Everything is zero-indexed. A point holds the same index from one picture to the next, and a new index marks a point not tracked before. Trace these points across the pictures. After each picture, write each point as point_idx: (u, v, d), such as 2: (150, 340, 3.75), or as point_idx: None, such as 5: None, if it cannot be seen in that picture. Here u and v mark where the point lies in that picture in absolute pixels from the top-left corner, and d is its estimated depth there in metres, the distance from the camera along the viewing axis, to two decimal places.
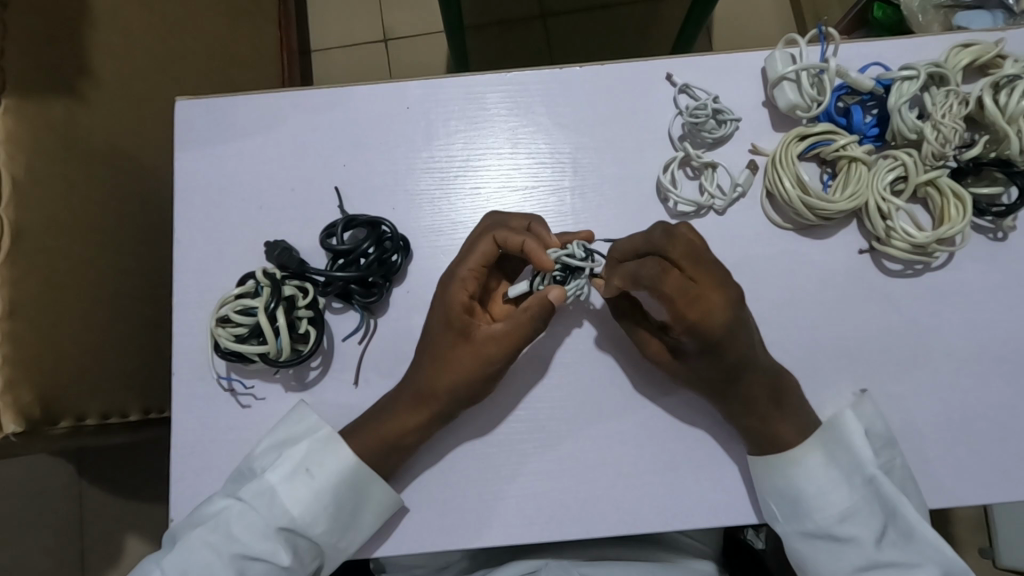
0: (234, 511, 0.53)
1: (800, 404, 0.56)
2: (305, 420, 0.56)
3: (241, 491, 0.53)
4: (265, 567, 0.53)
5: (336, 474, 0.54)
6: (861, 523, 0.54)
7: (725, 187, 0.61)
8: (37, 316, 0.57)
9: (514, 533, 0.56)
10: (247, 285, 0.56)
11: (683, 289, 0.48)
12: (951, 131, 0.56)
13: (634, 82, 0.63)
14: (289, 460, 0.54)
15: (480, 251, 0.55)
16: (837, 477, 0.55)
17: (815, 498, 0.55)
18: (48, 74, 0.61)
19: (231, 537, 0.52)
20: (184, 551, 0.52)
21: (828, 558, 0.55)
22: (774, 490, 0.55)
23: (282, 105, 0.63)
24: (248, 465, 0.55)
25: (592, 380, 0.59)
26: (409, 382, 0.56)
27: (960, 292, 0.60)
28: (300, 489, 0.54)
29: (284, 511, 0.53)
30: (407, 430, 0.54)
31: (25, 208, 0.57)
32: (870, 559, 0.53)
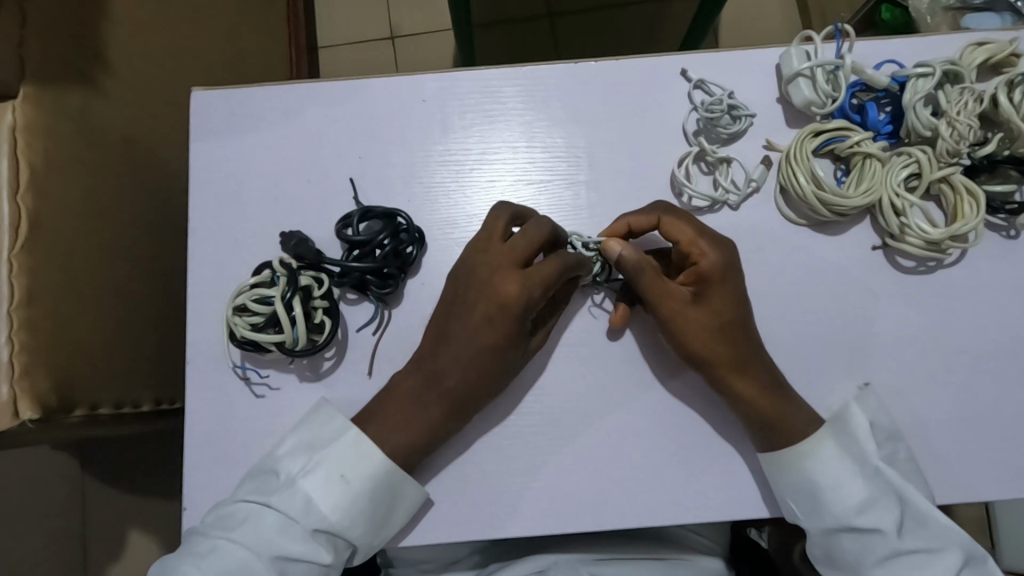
0: (266, 512, 0.53)
1: (800, 402, 0.56)
2: (329, 422, 0.56)
3: (274, 498, 0.53)
4: (306, 568, 0.53)
5: (368, 477, 0.54)
6: (881, 514, 0.53)
7: (739, 182, 0.61)
8: (52, 304, 0.57)
9: (527, 525, 0.57)
10: (263, 274, 0.56)
11: (685, 237, 0.56)
12: (966, 128, 0.56)
13: (649, 77, 0.63)
14: (321, 463, 0.54)
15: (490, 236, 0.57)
16: (850, 468, 0.55)
17: (831, 491, 0.54)
18: (66, 63, 0.61)
19: (266, 540, 0.52)
20: (214, 555, 0.51)
21: (850, 550, 0.55)
22: (787, 484, 0.55)
23: (298, 97, 0.63)
24: (274, 466, 0.54)
25: (606, 373, 0.59)
26: (423, 367, 0.56)
27: (972, 289, 0.60)
28: (334, 494, 0.54)
29: (321, 516, 0.53)
30: (427, 420, 0.55)
31: (43, 195, 0.58)
32: (892, 550, 0.53)
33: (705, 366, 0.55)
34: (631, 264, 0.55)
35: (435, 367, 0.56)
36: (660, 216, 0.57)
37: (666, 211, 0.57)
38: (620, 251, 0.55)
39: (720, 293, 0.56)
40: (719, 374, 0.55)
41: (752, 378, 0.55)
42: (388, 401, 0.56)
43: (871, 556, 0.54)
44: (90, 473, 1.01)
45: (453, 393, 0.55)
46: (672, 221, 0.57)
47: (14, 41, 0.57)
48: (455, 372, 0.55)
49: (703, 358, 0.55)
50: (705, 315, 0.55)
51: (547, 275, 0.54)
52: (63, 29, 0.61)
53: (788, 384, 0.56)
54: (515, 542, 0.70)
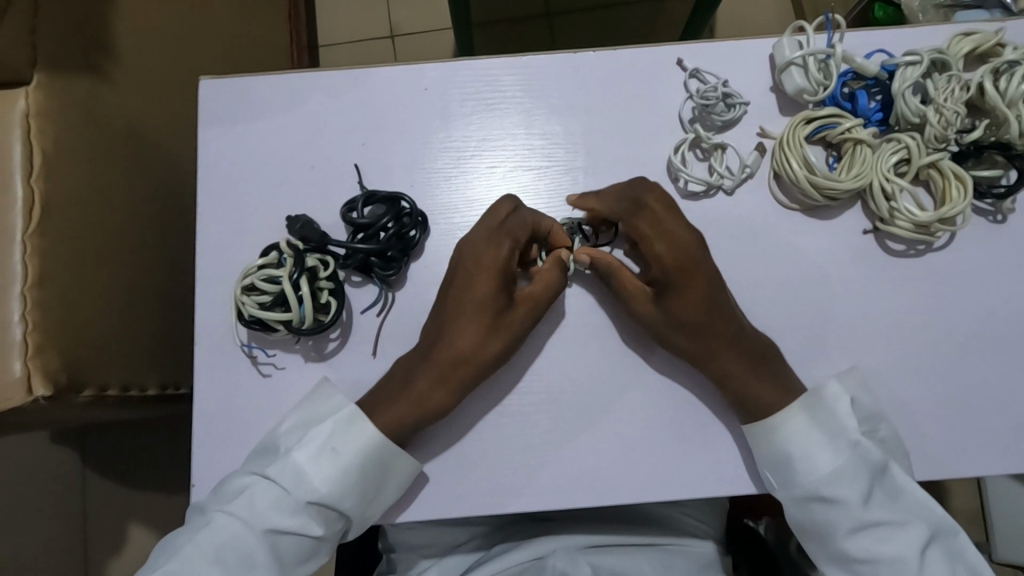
0: (261, 485, 0.54)
1: (782, 370, 0.57)
2: (329, 399, 0.57)
3: (269, 469, 0.54)
4: (297, 541, 0.54)
5: (359, 449, 0.55)
6: (850, 485, 0.54)
7: (733, 169, 0.63)
8: (63, 285, 0.59)
9: (527, 501, 0.58)
10: (270, 256, 0.57)
11: (651, 226, 0.57)
12: (953, 114, 0.58)
13: (645, 66, 0.65)
14: (316, 438, 0.55)
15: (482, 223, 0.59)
16: (822, 438, 0.56)
17: (804, 460, 0.56)
18: (76, 51, 0.63)
19: (259, 513, 0.53)
20: (212, 526, 0.53)
21: (822, 519, 0.56)
22: (765, 453, 0.57)
23: (303, 85, 0.65)
24: (273, 441, 0.56)
25: (605, 355, 0.60)
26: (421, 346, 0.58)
27: (961, 272, 0.62)
28: (326, 467, 0.55)
29: (312, 489, 0.54)
30: (428, 400, 0.56)
31: (54, 179, 0.59)
32: (859, 520, 0.54)
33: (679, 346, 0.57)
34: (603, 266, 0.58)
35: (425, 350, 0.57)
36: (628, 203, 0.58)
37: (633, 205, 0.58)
38: (591, 257, 0.59)
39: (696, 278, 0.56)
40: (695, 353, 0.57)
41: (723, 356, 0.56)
42: (385, 384, 0.57)
43: (843, 527, 0.55)
44: (93, 466, 1.02)
45: (437, 376, 0.56)
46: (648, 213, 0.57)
47: (26, 29, 0.59)
48: (451, 353, 0.56)
49: (682, 339, 0.57)
50: (681, 310, 0.56)
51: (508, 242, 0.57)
52: (73, 18, 0.63)
53: (773, 352, 0.57)
54: (517, 525, 0.71)
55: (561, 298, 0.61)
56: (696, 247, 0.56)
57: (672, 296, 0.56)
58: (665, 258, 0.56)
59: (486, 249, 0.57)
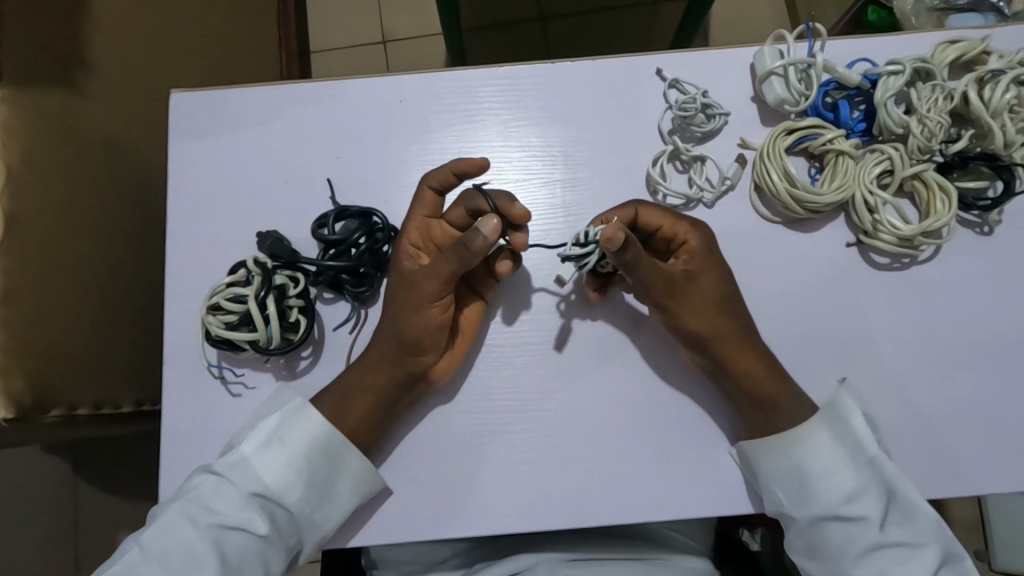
0: (211, 481, 0.53)
1: (795, 394, 0.56)
2: (282, 401, 0.56)
3: (218, 464, 0.53)
4: (243, 539, 0.52)
5: (306, 441, 0.54)
6: (867, 502, 0.53)
7: (714, 180, 0.61)
8: (30, 304, 0.58)
9: (502, 523, 0.57)
10: (238, 274, 0.55)
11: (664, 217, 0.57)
12: (937, 125, 0.57)
13: (625, 77, 0.64)
14: (262, 430, 0.55)
15: (421, 205, 0.57)
16: (841, 457, 0.55)
17: (819, 479, 0.55)
18: (45, 66, 0.62)
19: (207, 508, 0.52)
20: (162, 525, 0.52)
21: (835, 541, 0.54)
22: (778, 473, 0.55)
23: (276, 98, 0.63)
24: (231, 443, 0.55)
25: (583, 372, 0.59)
26: (385, 352, 0.56)
27: (948, 285, 0.61)
28: (275, 459, 0.54)
29: (258, 480, 0.53)
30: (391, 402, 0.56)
31: (19, 197, 0.58)
32: (875, 541, 0.53)
33: (712, 349, 0.56)
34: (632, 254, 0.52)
35: (409, 342, 0.55)
36: (635, 208, 0.57)
37: (639, 204, 0.57)
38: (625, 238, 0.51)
39: (708, 278, 0.56)
40: (717, 349, 0.56)
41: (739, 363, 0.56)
42: (347, 384, 0.56)
43: (856, 548, 0.53)
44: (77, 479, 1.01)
45: (408, 374, 0.56)
46: (648, 213, 0.57)
47: None
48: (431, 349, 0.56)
49: (708, 332, 0.56)
50: (705, 298, 0.56)
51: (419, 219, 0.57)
52: (43, 32, 0.62)
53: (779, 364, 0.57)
54: (499, 543, 0.70)
55: (537, 315, 0.60)
56: (709, 241, 0.57)
57: (699, 284, 0.56)
58: (691, 247, 0.57)
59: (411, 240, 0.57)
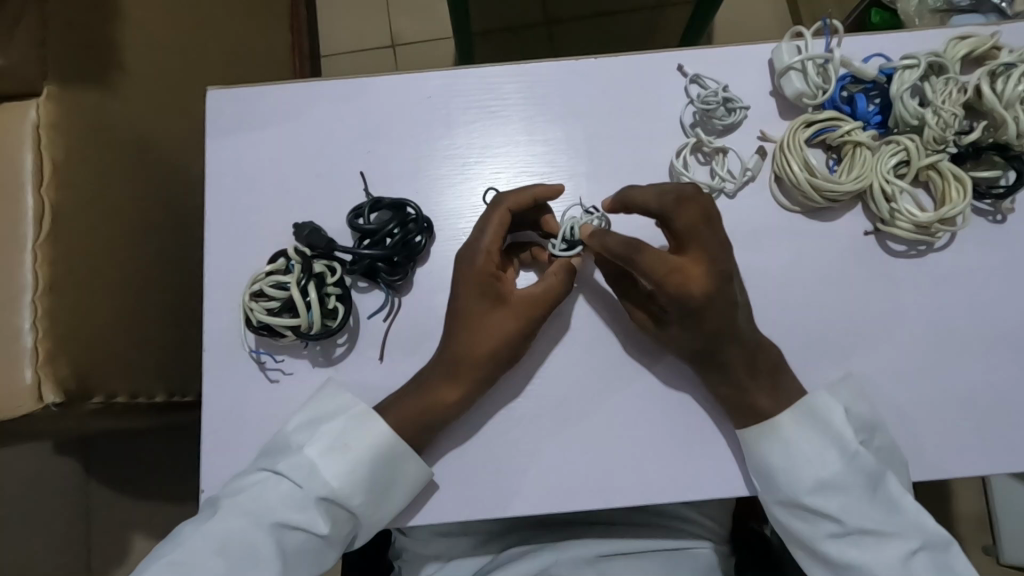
0: (273, 481, 0.54)
1: (789, 382, 0.58)
2: (335, 400, 0.57)
3: (279, 465, 0.55)
4: (303, 538, 0.55)
5: (373, 448, 0.56)
6: (839, 494, 0.55)
7: (735, 171, 0.64)
8: (73, 293, 0.60)
9: (533, 504, 0.58)
10: (277, 263, 0.58)
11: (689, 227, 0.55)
12: (951, 116, 0.59)
13: (647, 73, 0.66)
14: (327, 434, 0.56)
15: (495, 222, 0.58)
16: (819, 449, 0.56)
17: (794, 468, 0.56)
18: (86, 65, 0.64)
19: (268, 506, 0.54)
20: (221, 520, 0.53)
21: (806, 526, 0.56)
22: (758, 461, 0.57)
23: (309, 95, 0.65)
24: (284, 439, 0.56)
25: (611, 358, 0.61)
26: (443, 357, 0.57)
27: (962, 272, 0.63)
28: (338, 463, 0.55)
29: (323, 484, 0.55)
30: (451, 409, 0.56)
31: (62, 189, 0.60)
32: (846, 529, 0.55)
33: (705, 362, 0.57)
34: (616, 246, 0.54)
35: (489, 352, 0.56)
36: (660, 211, 0.56)
37: (665, 207, 0.56)
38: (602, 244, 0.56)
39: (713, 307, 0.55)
40: (710, 362, 0.56)
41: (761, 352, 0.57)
42: (407, 391, 0.57)
43: (827, 533, 0.56)
44: (95, 475, 1.02)
45: (475, 380, 0.56)
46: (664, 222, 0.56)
47: (37, 42, 0.59)
48: (492, 355, 0.56)
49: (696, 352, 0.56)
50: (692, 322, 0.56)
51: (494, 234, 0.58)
52: (83, 30, 0.64)
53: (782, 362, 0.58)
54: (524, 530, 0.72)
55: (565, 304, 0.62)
56: (726, 261, 0.55)
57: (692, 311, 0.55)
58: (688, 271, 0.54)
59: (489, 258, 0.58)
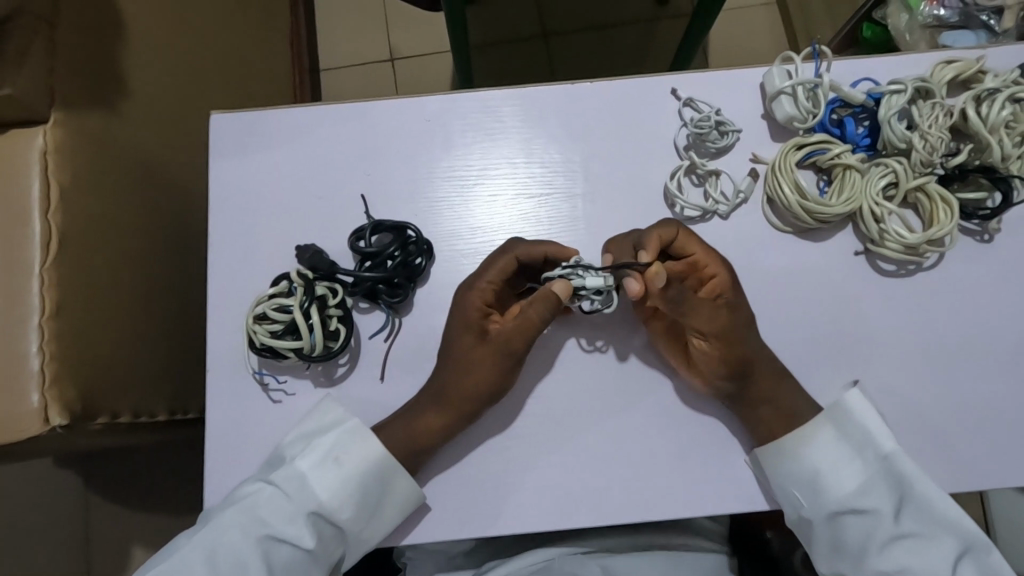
0: (265, 493, 0.55)
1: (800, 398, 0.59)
2: (330, 413, 0.59)
3: (272, 476, 0.56)
4: (290, 552, 0.55)
5: (364, 463, 0.56)
6: (877, 495, 0.56)
7: (728, 193, 0.65)
8: (78, 316, 0.60)
9: (532, 521, 0.59)
10: (281, 285, 0.59)
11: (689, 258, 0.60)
12: (938, 140, 0.60)
13: (642, 97, 0.67)
14: (320, 447, 0.57)
15: (497, 266, 0.59)
16: (847, 453, 0.58)
17: (831, 475, 0.57)
18: (92, 91, 0.65)
19: (259, 519, 0.55)
20: (213, 531, 0.54)
21: (853, 536, 0.57)
22: (794, 472, 0.58)
23: (311, 119, 0.67)
24: (279, 452, 0.57)
25: (608, 377, 0.62)
26: (437, 384, 0.58)
27: (951, 290, 0.64)
28: (329, 476, 0.56)
29: (313, 497, 0.56)
30: (440, 435, 0.57)
31: (68, 214, 0.61)
32: (892, 532, 0.56)
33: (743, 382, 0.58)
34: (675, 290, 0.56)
35: (473, 389, 0.57)
36: (676, 231, 0.59)
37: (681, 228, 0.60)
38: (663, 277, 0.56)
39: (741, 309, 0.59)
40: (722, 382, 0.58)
41: (750, 380, 0.58)
42: (403, 417, 0.58)
43: (875, 540, 0.56)
44: (95, 489, 1.03)
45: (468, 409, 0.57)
46: (685, 241, 0.60)
47: (46, 69, 0.60)
48: (476, 390, 0.57)
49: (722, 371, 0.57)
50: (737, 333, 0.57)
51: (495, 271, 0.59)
52: (89, 57, 0.65)
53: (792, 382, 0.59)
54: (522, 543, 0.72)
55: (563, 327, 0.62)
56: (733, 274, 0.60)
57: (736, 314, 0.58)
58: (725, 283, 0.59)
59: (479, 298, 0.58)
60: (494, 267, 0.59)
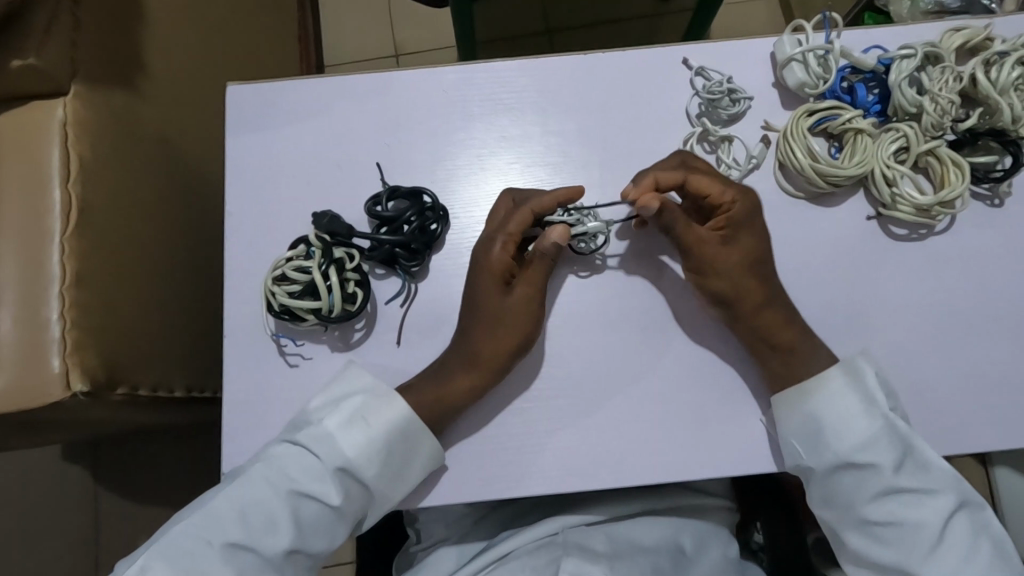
0: (292, 451, 0.56)
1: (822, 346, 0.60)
2: (356, 376, 0.59)
3: (299, 436, 0.56)
4: (317, 508, 0.56)
5: (391, 423, 0.57)
6: (879, 451, 0.56)
7: (740, 160, 0.66)
8: (99, 285, 0.61)
9: (551, 485, 0.59)
10: (298, 249, 0.59)
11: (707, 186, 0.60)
12: (948, 102, 0.61)
13: (653, 67, 0.68)
14: (346, 408, 0.57)
15: (517, 219, 0.59)
16: (857, 408, 0.57)
17: (835, 428, 0.57)
18: (111, 65, 0.66)
19: (287, 475, 0.55)
20: (242, 486, 0.55)
21: (848, 487, 0.57)
22: (798, 422, 0.58)
23: (326, 90, 0.67)
24: (306, 414, 0.58)
25: (625, 340, 0.62)
26: (464, 344, 0.59)
27: (964, 254, 0.64)
28: (356, 437, 0.56)
29: (340, 456, 0.56)
30: (467, 393, 0.58)
31: (88, 184, 0.61)
32: (888, 485, 0.56)
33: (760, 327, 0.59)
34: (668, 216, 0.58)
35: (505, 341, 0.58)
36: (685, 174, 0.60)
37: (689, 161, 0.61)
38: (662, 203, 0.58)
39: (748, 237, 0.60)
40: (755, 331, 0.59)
41: (777, 300, 0.60)
42: (430, 378, 0.58)
43: (868, 493, 0.57)
44: None
45: (497, 365, 0.58)
46: (697, 180, 0.60)
47: (67, 42, 0.61)
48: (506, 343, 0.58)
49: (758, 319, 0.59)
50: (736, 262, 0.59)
51: (518, 223, 0.59)
52: (109, 30, 0.65)
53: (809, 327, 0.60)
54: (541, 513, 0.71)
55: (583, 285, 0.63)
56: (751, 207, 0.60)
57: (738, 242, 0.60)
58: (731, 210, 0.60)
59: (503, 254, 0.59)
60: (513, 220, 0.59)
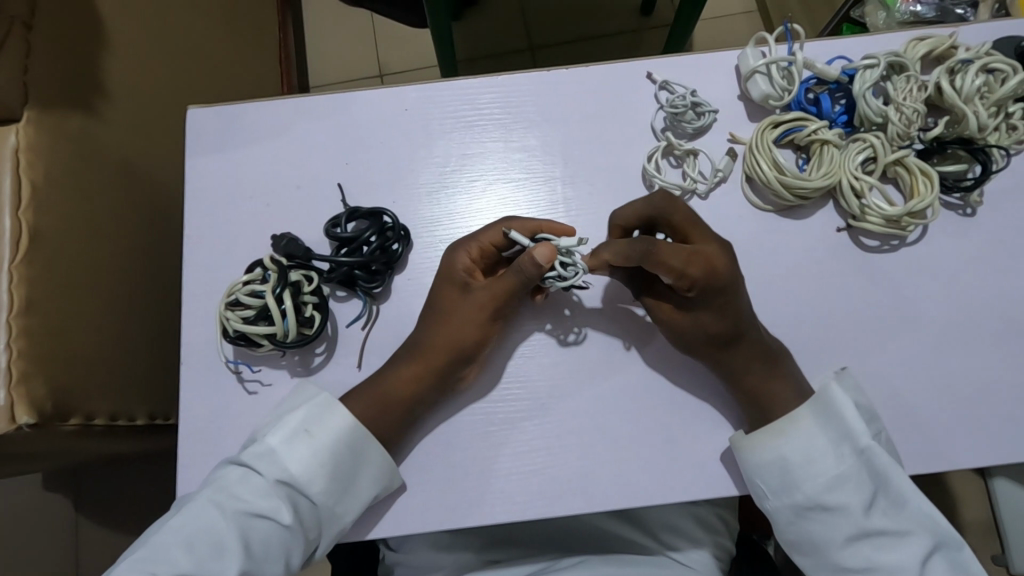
0: (237, 474, 0.54)
1: (794, 377, 0.57)
2: (301, 392, 0.57)
3: (244, 456, 0.54)
4: (268, 527, 0.52)
5: (337, 434, 0.55)
6: (849, 491, 0.53)
7: (707, 173, 0.65)
8: (50, 313, 0.59)
9: (516, 510, 0.57)
10: (254, 273, 0.58)
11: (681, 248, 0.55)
12: (913, 112, 0.60)
13: (618, 82, 0.67)
14: (289, 423, 0.55)
15: (492, 232, 0.58)
16: (823, 445, 0.54)
17: (802, 466, 0.54)
18: (68, 91, 0.65)
19: (234, 496, 0.52)
20: (192, 510, 0.52)
21: (818, 531, 0.54)
22: (758, 462, 0.55)
23: (288, 112, 0.67)
24: (252, 436, 0.56)
25: (591, 359, 0.61)
26: (416, 340, 0.58)
27: (936, 264, 0.63)
28: (300, 449, 0.54)
29: (283, 469, 0.54)
30: (412, 395, 0.56)
31: (39, 211, 0.60)
32: (858, 530, 0.52)
33: (732, 357, 0.57)
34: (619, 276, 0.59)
35: (451, 348, 0.57)
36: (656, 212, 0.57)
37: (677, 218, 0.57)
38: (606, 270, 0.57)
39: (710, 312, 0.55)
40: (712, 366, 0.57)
41: (736, 354, 0.56)
42: (375, 382, 0.57)
43: (841, 537, 0.53)
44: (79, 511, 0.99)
45: (441, 374, 0.57)
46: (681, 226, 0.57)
47: (19, 69, 0.60)
48: (451, 350, 0.57)
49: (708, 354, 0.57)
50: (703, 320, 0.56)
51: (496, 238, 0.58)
52: (66, 57, 0.65)
53: (793, 371, 0.58)
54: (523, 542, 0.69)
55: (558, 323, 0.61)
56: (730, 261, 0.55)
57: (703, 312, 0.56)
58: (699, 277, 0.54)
59: (466, 259, 0.59)
60: (493, 233, 0.58)
